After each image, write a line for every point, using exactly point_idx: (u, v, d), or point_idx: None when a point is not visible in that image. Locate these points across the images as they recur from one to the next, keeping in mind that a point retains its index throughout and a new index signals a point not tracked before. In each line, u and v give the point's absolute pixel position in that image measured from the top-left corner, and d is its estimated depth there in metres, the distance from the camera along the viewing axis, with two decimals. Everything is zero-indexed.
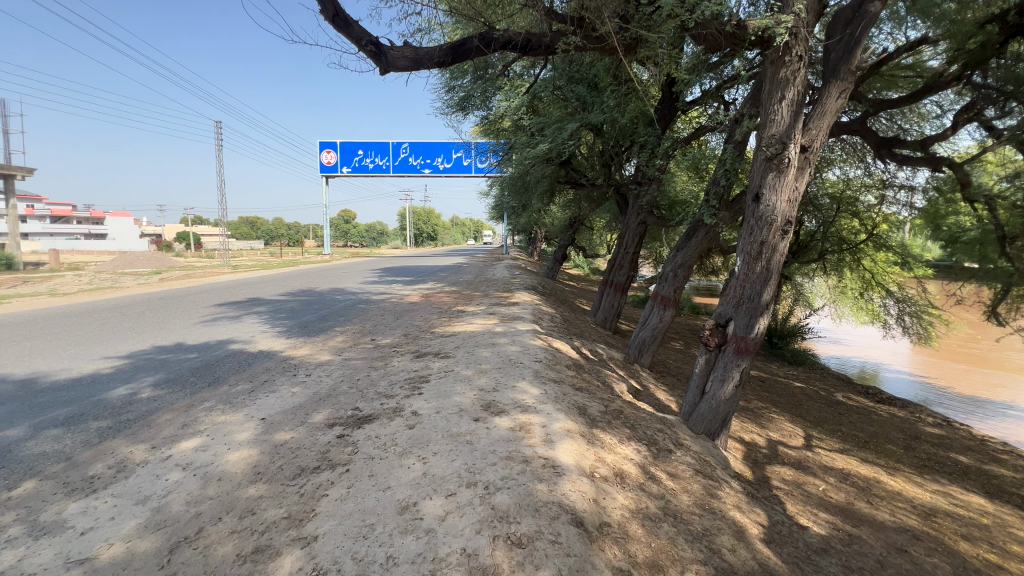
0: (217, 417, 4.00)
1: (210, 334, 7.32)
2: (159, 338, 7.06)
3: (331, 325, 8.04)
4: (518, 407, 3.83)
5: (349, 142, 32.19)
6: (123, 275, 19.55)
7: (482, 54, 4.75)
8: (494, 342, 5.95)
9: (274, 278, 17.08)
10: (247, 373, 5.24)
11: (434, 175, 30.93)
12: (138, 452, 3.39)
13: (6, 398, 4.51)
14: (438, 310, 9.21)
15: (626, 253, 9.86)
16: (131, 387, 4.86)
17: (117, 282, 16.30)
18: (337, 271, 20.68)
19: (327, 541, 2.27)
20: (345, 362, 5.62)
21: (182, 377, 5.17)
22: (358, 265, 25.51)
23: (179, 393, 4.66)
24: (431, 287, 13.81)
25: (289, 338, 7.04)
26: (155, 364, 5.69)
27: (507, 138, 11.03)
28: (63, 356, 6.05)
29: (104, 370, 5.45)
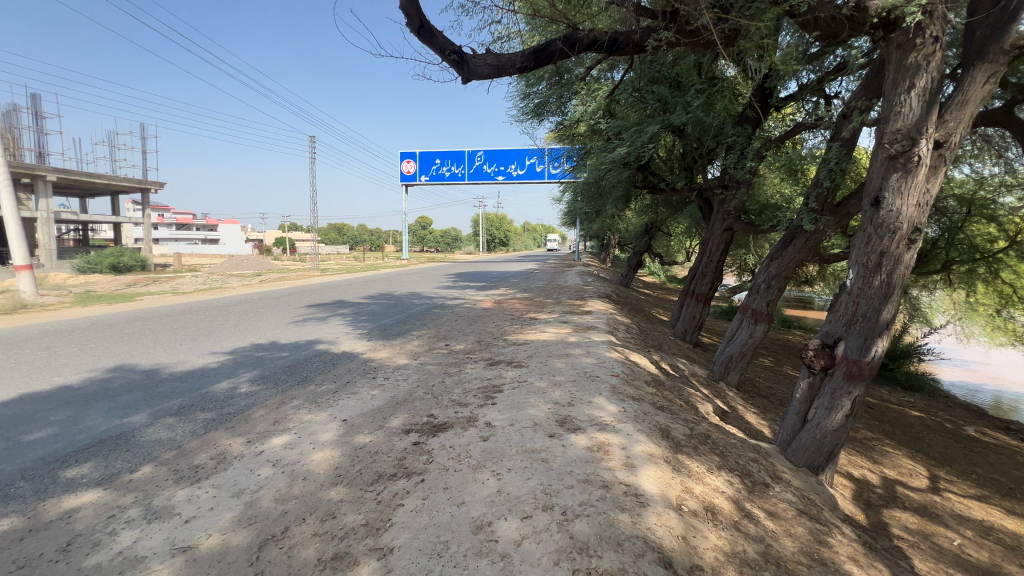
0: (304, 415, 4.21)
1: (301, 334, 7.85)
2: (258, 336, 7.69)
3: (408, 329, 8.29)
4: (595, 425, 3.64)
5: (427, 152, 33.71)
6: (231, 276, 21.83)
7: (566, 55, 4.64)
8: (568, 352, 5.78)
9: (357, 281, 18.14)
10: (332, 374, 5.51)
11: (508, 182, 31.37)
12: (235, 445, 3.64)
13: (133, 386, 5.09)
14: (511, 316, 9.19)
15: (710, 261, 9.30)
16: (232, 381, 5.30)
17: (225, 283, 18.18)
18: (424, 270, 24.85)
19: (403, 555, 2.25)
20: (421, 366, 5.74)
21: (276, 374, 5.56)
22: (433, 269, 26.37)
23: (272, 389, 5.00)
24: (504, 292, 13.90)
25: (369, 340, 7.34)
26: (253, 360, 6.18)
27: (582, 143, 10.81)
28: (180, 350, 6.75)
29: (212, 364, 6.00)
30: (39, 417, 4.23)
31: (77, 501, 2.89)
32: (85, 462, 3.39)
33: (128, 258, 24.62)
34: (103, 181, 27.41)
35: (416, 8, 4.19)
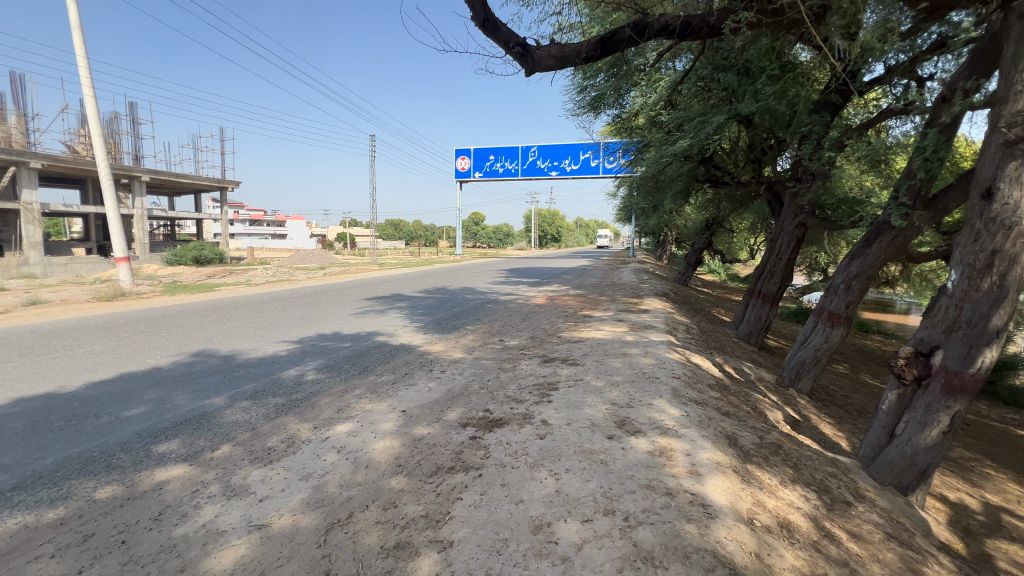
0: (366, 404, 4.35)
1: (361, 326, 8.17)
2: (322, 326, 8.09)
3: (462, 323, 8.40)
4: (656, 428, 3.50)
5: (482, 148, 34.08)
6: (298, 269, 23.20)
7: (634, 42, 4.48)
8: (625, 352, 5.62)
9: (413, 276, 18.65)
10: (391, 365, 5.68)
11: (561, 177, 31.15)
12: (303, 430, 3.82)
13: (213, 370, 5.50)
14: (564, 313, 9.09)
15: (779, 259, 8.77)
16: (300, 369, 5.60)
17: (293, 276, 19.31)
18: (468, 269, 21.79)
19: (463, 550, 2.25)
20: (476, 361, 5.79)
21: (339, 363, 5.81)
22: (486, 265, 26.65)
23: (336, 378, 5.23)
24: (557, 289, 13.79)
25: (426, 334, 7.51)
26: (318, 350, 6.49)
27: (641, 136, 10.47)
28: (254, 338, 7.22)
29: (281, 352, 6.37)
30: (135, 395, 4.66)
31: (167, 474, 3.14)
32: (173, 439, 3.69)
33: (208, 252, 26.70)
34: (189, 180, 29.93)
35: (482, 2, 4.20)
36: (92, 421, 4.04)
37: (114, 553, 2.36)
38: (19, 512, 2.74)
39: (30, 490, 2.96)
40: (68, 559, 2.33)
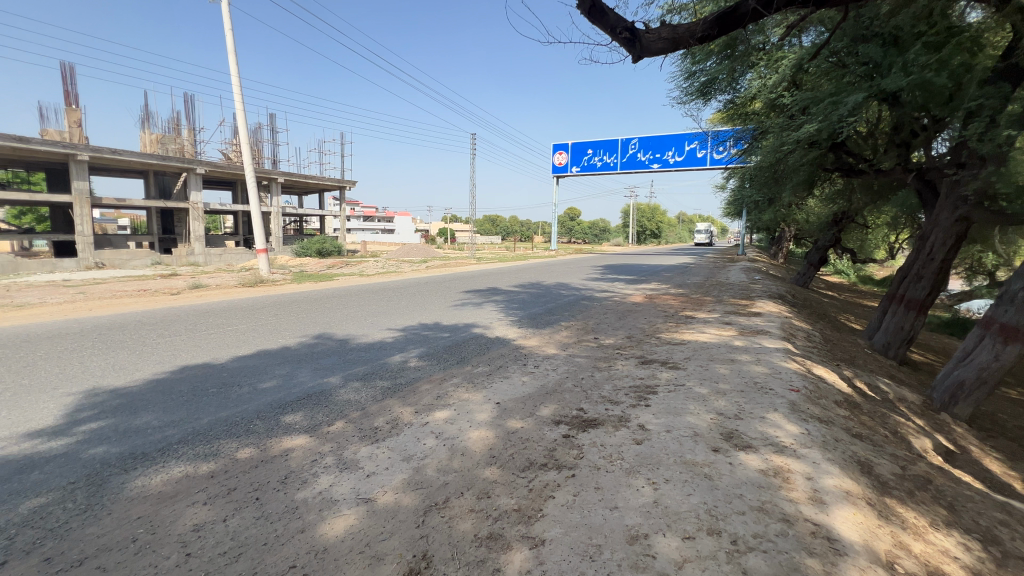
0: (463, 394, 4.51)
1: (460, 317, 8.53)
2: (425, 316, 8.58)
3: (556, 318, 8.37)
4: (770, 445, 3.15)
5: (579, 142, 33.69)
6: (404, 262, 24.91)
7: (760, 15, 4.07)
8: (733, 358, 5.17)
9: (509, 270, 19.03)
10: (487, 357, 5.82)
11: (664, 170, 29.69)
12: (405, 413, 4.06)
13: (331, 352, 6.09)
14: (663, 313, 8.64)
15: (932, 260, 7.50)
16: (404, 355, 5.97)
17: (399, 268, 20.78)
18: (573, 262, 24.31)
19: (555, 549, 2.22)
20: (570, 358, 5.72)
21: (439, 352, 6.10)
22: (581, 261, 26.34)
23: (436, 366, 5.50)
24: (655, 287, 13.17)
25: (520, 328, 7.61)
26: (420, 338, 6.89)
27: (759, 122, 9.53)
28: (365, 324, 7.87)
29: (388, 338, 6.86)
30: (269, 370, 5.32)
31: (292, 443, 3.52)
32: (297, 411, 4.14)
33: (330, 245, 29.69)
34: (315, 181, 33.55)
35: None
36: (236, 390, 4.68)
37: (251, 507, 2.70)
38: (182, 463, 3.26)
39: (190, 445, 3.51)
40: (217, 507, 2.72)
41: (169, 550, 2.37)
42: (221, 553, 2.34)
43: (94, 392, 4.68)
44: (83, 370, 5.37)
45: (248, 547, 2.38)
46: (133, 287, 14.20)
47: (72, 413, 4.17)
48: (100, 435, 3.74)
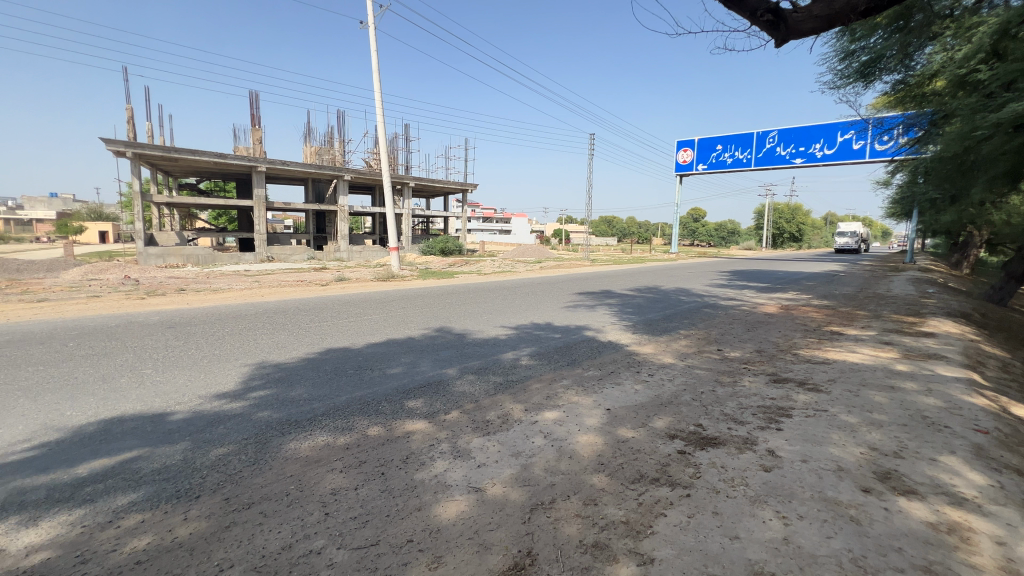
0: (572, 396, 4.48)
1: (572, 319, 8.48)
2: (537, 316, 8.70)
3: (674, 326, 7.90)
4: (943, 494, 2.61)
5: (708, 138, 31.46)
6: (520, 263, 25.60)
7: None
8: (893, 385, 4.38)
9: (624, 273, 18.47)
10: (598, 361, 5.72)
11: (809, 165, 26.36)
12: (515, 410, 4.16)
13: (450, 345, 6.50)
14: (803, 327, 7.64)
15: None
16: (516, 353, 6.14)
17: (514, 268, 21.43)
18: (695, 267, 22.75)
19: (665, 571, 2.09)
20: (688, 369, 5.35)
21: (550, 353, 6.15)
22: (704, 265, 24.50)
23: (546, 366, 5.55)
24: (793, 297, 11.72)
25: (634, 333, 7.32)
26: (532, 337, 7.00)
27: (943, 102, 7.92)
28: (481, 320, 8.26)
29: (502, 336, 7.09)
30: (396, 358, 5.85)
31: (413, 426, 3.84)
32: (419, 398, 4.49)
33: (453, 244, 31.69)
34: (442, 185, 36.10)
35: None
36: (369, 373, 5.24)
37: (377, 480, 3.00)
38: (325, 433, 3.74)
39: (332, 418, 4.02)
40: (350, 476, 3.07)
41: (312, 508, 2.73)
42: (353, 517, 2.64)
43: (262, 364, 5.61)
44: (256, 346, 6.47)
45: (374, 516, 2.64)
46: (293, 279, 16.66)
47: (247, 381, 5.04)
48: (265, 401, 4.46)
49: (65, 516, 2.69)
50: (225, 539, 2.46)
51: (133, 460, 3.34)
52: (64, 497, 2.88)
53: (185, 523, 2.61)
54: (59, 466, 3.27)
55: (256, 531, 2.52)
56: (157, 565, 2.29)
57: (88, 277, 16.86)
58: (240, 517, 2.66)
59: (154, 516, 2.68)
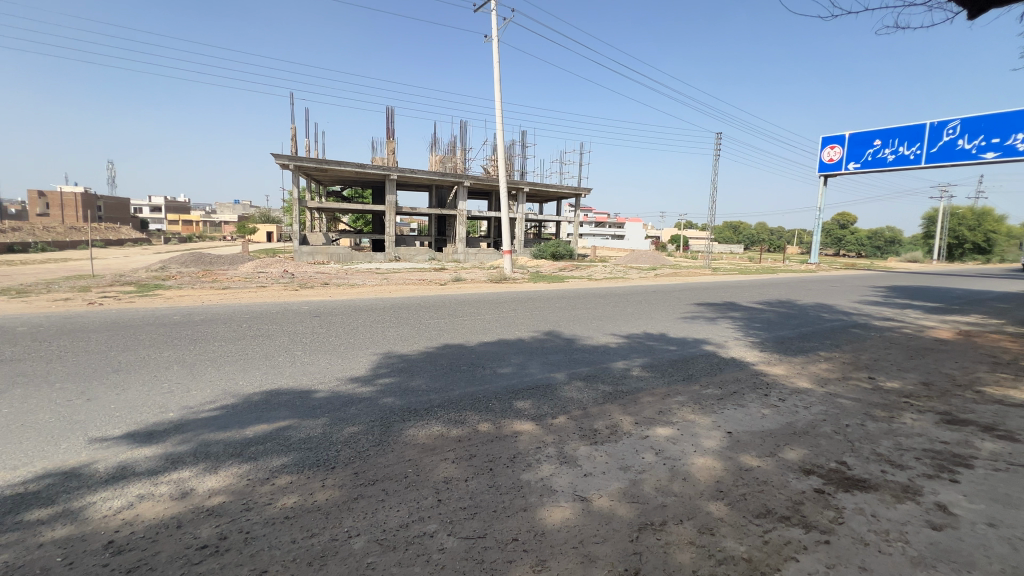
0: (688, 414, 4.18)
1: (689, 331, 7.95)
2: (650, 326, 8.31)
3: (813, 346, 6.96)
4: None
5: (862, 133, 27.40)
6: (633, 269, 24.74)
7: None
8: None
9: (751, 284, 16.86)
10: (719, 379, 5.27)
11: (1005, 160, 21.56)
12: (625, 422, 4.02)
13: (559, 349, 6.50)
14: (990, 358, 6.23)
15: None
16: (628, 363, 5.92)
17: (627, 274, 20.79)
18: (840, 280, 19.89)
19: None
20: (830, 396, 4.68)
21: (664, 365, 5.83)
22: (852, 279, 21.29)
23: (660, 379, 5.26)
24: (977, 321, 9.63)
25: (762, 351, 6.61)
26: (644, 348, 6.71)
27: None
28: (591, 326, 8.14)
29: (612, 344, 6.90)
30: (507, 358, 6.02)
31: (521, 427, 3.90)
32: (527, 399, 4.56)
33: (564, 248, 31.79)
34: (556, 190, 36.43)
35: None
36: (481, 371, 5.47)
37: (486, 475, 3.11)
38: (440, 423, 3.98)
39: (446, 410, 4.27)
40: (461, 467, 3.22)
41: (427, 492, 2.92)
42: (462, 507, 2.76)
43: (389, 355, 6.17)
44: (384, 337, 7.14)
45: (482, 509, 2.73)
46: (416, 277, 18.09)
47: (375, 368, 5.59)
48: (390, 388, 4.90)
49: (236, 469, 3.23)
50: (353, 509, 2.75)
51: (285, 428, 3.89)
52: (236, 453, 3.46)
53: (323, 490, 2.96)
54: (233, 426, 3.94)
55: (380, 506, 2.77)
56: (300, 522, 2.63)
57: (257, 270, 20.13)
58: (366, 491, 2.94)
59: (300, 479, 3.09)
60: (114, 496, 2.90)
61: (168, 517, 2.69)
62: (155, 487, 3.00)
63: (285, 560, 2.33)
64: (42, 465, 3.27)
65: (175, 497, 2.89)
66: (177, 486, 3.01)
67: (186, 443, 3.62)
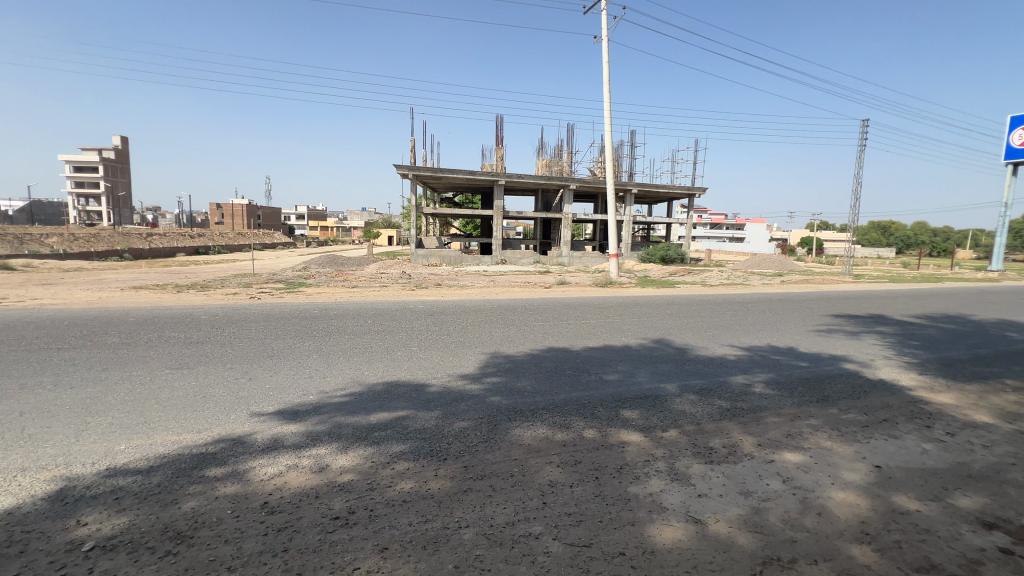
0: (823, 440, 3.70)
1: (825, 347, 7.02)
2: (776, 338, 7.51)
3: (994, 372, 5.73)
4: None
5: None
6: (754, 274, 22.61)
7: None
8: None
9: (906, 294, 14.42)
10: (863, 403, 4.58)
11: None
12: (745, 442, 3.67)
13: (669, 359, 6.17)
14: None
15: None
16: (748, 378, 5.41)
17: (748, 280, 19.06)
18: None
19: None
20: (1019, 435, 3.81)
21: (792, 383, 5.23)
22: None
23: (788, 398, 4.73)
24: None
25: (921, 374, 5.61)
26: (768, 363, 6.07)
27: None
28: (705, 336, 7.60)
29: (730, 356, 6.36)
30: (613, 364, 5.87)
31: (628, 437, 3.77)
32: (635, 409, 4.40)
33: (675, 251, 30.14)
34: (667, 191, 34.77)
35: None
36: (586, 376, 5.40)
37: (591, 483, 3.06)
38: (545, 425, 4.01)
39: (551, 413, 4.29)
40: (566, 472, 3.21)
41: (532, 493, 2.95)
42: (567, 512, 2.75)
43: (496, 355, 6.38)
44: (491, 338, 7.41)
45: (588, 518, 2.69)
46: (521, 280, 18.53)
47: (483, 367, 5.82)
48: (497, 388, 5.06)
49: (362, 451, 3.58)
50: (463, 501, 2.88)
51: (403, 418, 4.22)
52: (363, 436, 3.84)
53: (436, 479, 3.15)
54: (360, 411, 4.38)
55: (487, 501, 2.87)
56: (416, 507, 2.83)
57: (380, 271, 22.23)
58: (475, 485, 3.07)
59: (416, 466, 3.33)
60: (269, 463, 3.39)
61: (309, 487, 3.07)
62: (298, 459, 3.44)
63: (403, 540, 2.52)
64: (217, 431, 3.95)
65: (314, 470, 3.29)
66: (316, 461, 3.43)
67: (322, 423, 4.11)
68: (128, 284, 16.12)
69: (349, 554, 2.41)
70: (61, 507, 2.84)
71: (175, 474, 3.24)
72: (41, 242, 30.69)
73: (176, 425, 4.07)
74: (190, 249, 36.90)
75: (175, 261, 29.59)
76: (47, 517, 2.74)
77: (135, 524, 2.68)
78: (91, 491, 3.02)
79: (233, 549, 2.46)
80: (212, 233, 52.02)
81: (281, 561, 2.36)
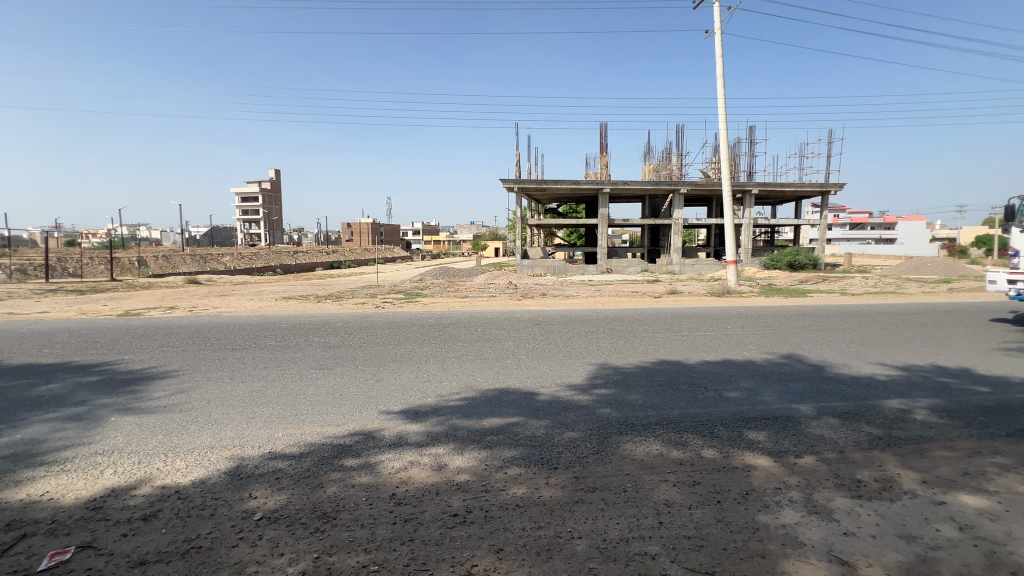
0: (1014, 483, 3.02)
1: (1015, 369, 5.70)
2: (944, 357, 6.28)
3: None
4: None
5: None
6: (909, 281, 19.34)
7: None
8: None
9: None
10: None
11: None
12: (905, 478, 3.14)
13: (802, 377, 5.50)
14: None
15: None
16: (907, 403, 4.61)
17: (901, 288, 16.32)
18: None
19: None
20: None
21: (968, 412, 4.34)
22: None
23: (962, 429, 3.94)
24: None
25: None
26: (933, 386, 5.11)
27: None
28: (848, 352, 6.65)
29: (881, 376, 5.48)
30: (734, 381, 5.41)
31: (755, 461, 3.45)
32: (762, 430, 4.00)
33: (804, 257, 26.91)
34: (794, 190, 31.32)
35: None
36: (703, 392, 5.05)
37: (712, 508, 2.85)
38: (659, 442, 3.83)
39: (666, 429, 4.08)
40: (684, 493, 3.03)
41: (647, 511, 2.84)
42: (687, 536, 2.59)
43: (605, 367, 6.23)
44: (599, 349, 7.28)
45: (709, 543, 2.52)
46: (628, 290, 17.97)
47: (591, 378, 5.74)
48: (606, 400, 4.95)
49: (476, 453, 3.76)
50: (576, 511, 2.88)
51: (514, 424, 4.33)
52: (477, 439, 4.02)
53: (547, 487, 3.19)
54: (473, 416, 4.59)
55: (600, 514, 2.83)
56: (529, 512, 2.89)
57: (489, 282, 23.23)
58: (587, 496, 3.04)
59: (527, 472, 3.41)
60: (395, 458, 3.72)
61: (429, 483, 3.30)
62: (420, 456, 3.73)
63: (517, 543, 2.59)
64: (352, 425, 4.43)
65: (434, 467, 3.54)
66: (434, 459, 3.68)
67: (440, 424, 4.39)
68: (281, 295, 18.89)
69: (467, 551, 2.55)
70: (237, 481, 3.41)
71: (320, 460, 3.71)
72: (217, 261, 37.05)
73: (319, 418, 4.65)
74: (326, 265, 41.87)
75: (316, 275, 33.75)
76: (227, 488, 3.32)
77: (291, 501, 3.12)
78: (258, 470, 3.58)
79: (368, 533, 2.74)
80: (345, 250, 58.69)
81: (408, 550, 2.57)
